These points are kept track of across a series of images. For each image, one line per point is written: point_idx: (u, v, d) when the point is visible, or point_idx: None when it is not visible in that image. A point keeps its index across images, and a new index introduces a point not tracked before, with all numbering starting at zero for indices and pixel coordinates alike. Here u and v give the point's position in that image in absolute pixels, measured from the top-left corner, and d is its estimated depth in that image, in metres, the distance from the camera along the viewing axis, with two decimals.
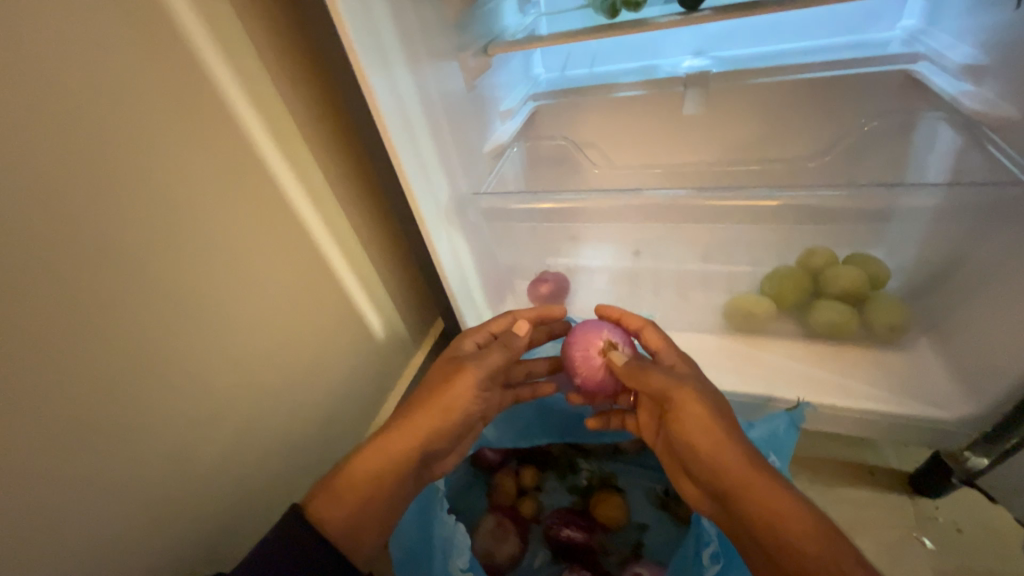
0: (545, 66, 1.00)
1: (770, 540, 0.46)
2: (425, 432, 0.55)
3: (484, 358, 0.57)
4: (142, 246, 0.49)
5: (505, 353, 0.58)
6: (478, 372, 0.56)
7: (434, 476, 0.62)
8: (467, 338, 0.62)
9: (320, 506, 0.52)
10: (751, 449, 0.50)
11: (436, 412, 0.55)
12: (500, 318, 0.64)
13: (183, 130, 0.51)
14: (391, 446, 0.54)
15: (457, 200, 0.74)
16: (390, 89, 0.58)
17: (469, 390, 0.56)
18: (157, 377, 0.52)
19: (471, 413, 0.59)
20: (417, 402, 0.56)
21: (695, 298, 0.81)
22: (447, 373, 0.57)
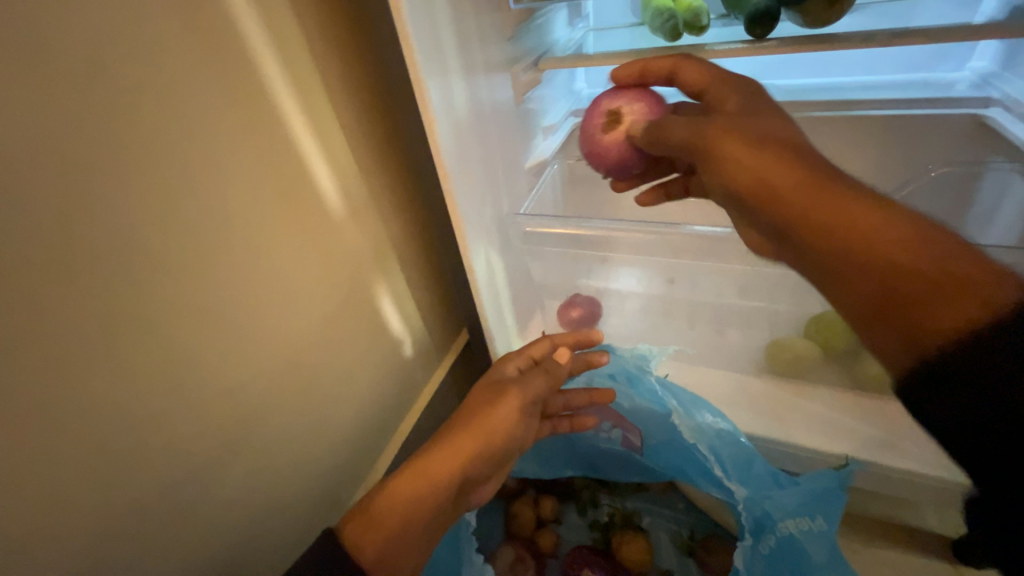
0: (589, 82, 0.97)
1: (873, 289, 0.36)
2: (468, 456, 0.52)
3: (527, 383, 0.56)
4: (180, 250, 0.47)
5: (547, 379, 0.57)
6: (523, 396, 0.55)
7: (472, 505, 0.57)
8: (509, 361, 0.59)
9: (353, 532, 0.47)
10: (826, 169, 0.39)
11: (480, 434, 0.52)
12: (539, 341, 0.61)
13: (230, 129, 0.49)
14: (431, 468, 0.51)
15: (497, 216, 0.71)
16: (445, 97, 0.56)
17: (513, 416, 0.54)
18: (183, 387, 0.50)
19: (515, 441, 0.55)
20: (457, 422, 0.54)
21: (731, 336, 0.77)
22: (490, 396, 0.55)
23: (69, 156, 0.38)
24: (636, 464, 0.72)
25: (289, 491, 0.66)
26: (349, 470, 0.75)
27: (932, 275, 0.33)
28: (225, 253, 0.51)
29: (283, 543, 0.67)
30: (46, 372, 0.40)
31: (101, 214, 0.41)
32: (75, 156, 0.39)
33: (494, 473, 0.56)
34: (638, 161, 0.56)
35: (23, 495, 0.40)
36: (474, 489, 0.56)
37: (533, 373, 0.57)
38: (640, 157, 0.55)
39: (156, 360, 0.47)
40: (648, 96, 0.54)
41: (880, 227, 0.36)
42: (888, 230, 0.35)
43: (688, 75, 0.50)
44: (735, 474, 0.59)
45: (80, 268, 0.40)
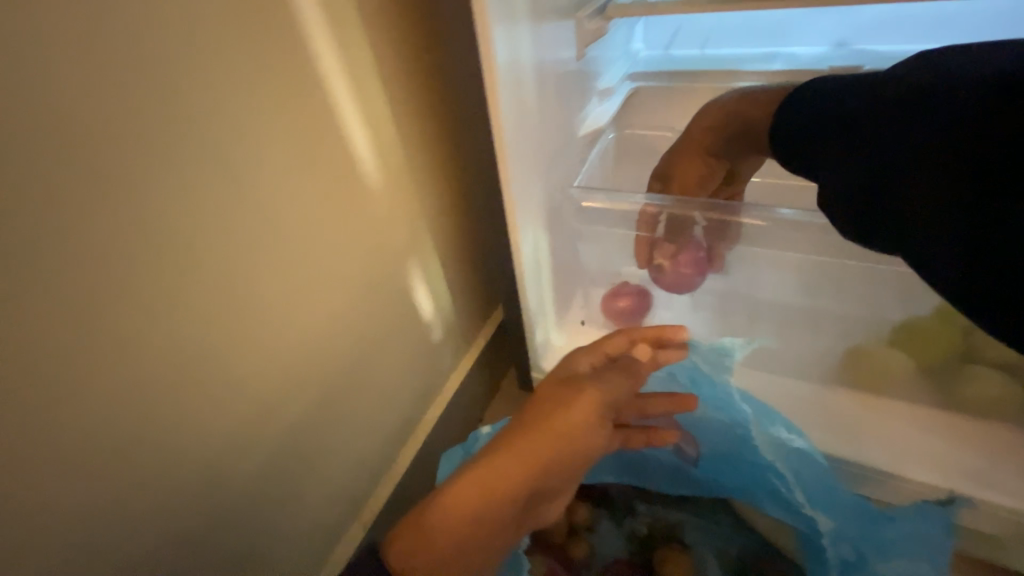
0: (646, 40, 0.84)
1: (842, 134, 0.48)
2: (539, 463, 0.47)
3: (606, 383, 0.51)
4: (180, 208, 0.40)
5: (628, 379, 0.52)
6: (602, 398, 0.50)
7: (531, 527, 0.52)
8: (581, 356, 0.52)
9: (401, 552, 0.42)
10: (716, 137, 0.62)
11: (553, 439, 0.48)
12: (615, 335, 0.52)
13: (242, 67, 0.42)
14: (499, 479, 0.45)
15: (548, 190, 0.63)
16: (508, 45, 0.48)
17: (589, 418, 0.49)
18: (184, 361, 0.44)
19: (587, 449, 0.50)
20: (525, 424, 0.49)
21: (803, 341, 0.67)
22: (565, 397, 0.49)
23: (46, 72, 0.32)
24: (687, 476, 0.65)
25: (304, 487, 0.59)
26: (373, 463, 0.68)
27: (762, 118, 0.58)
28: (236, 211, 0.44)
29: (295, 542, 0.60)
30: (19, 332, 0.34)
31: (87, 147, 0.35)
32: (49, 72, 0.32)
33: (564, 492, 0.52)
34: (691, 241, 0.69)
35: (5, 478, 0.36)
36: (539, 508, 0.51)
37: (614, 373, 0.52)
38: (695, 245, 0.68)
39: (152, 327, 0.41)
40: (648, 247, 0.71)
41: (722, 121, 0.61)
42: (727, 118, 0.61)
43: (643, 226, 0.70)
44: (819, 503, 0.55)
45: (57, 210, 0.34)
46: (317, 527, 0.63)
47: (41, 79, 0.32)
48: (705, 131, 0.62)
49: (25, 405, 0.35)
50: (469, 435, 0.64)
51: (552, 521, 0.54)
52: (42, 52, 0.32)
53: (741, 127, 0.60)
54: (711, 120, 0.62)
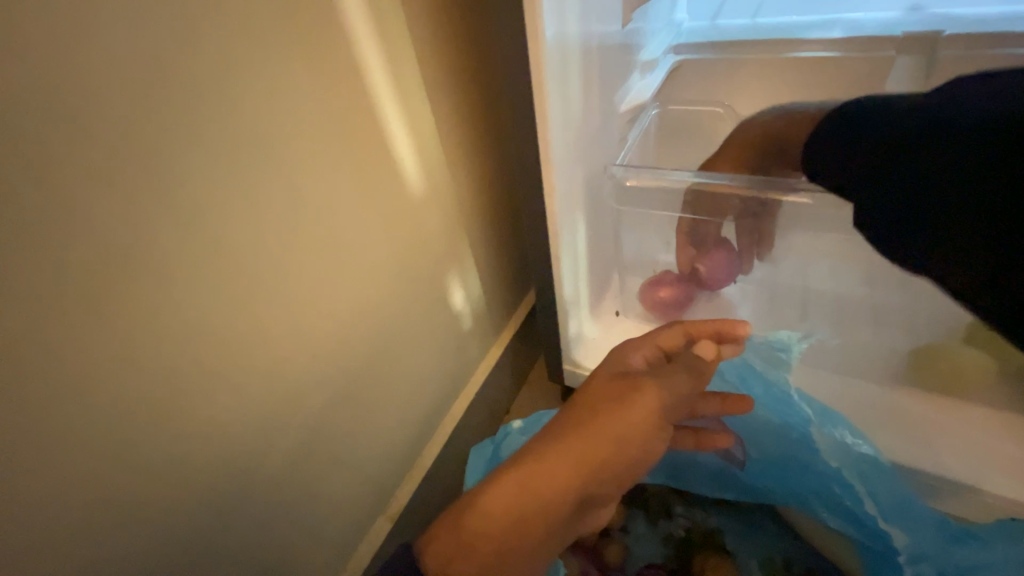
0: (690, 11, 0.77)
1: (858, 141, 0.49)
2: (587, 465, 0.42)
3: (664, 379, 0.45)
4: (208, 184, 0.38)
5: (692, 378, 0.45)
6: (660, 397, 0.44)
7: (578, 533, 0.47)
8: (634, 350, 0.49)
9: (438, 559, 0.40)
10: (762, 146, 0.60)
11: (603, 442, 0.42)
12: (669, 329, 0.50)
13: (270, 32, 0.39)
14: (540, 481, 0.41)
15: (589, 173, 0.58)
16: (556, 5, 0.43)
17: (646, 420, 0.43)
18: (208, 346, 0.41)
19: (642, 456, 0.44)
20: (572, 424, 0.44)
21: (864, 337, 0.61)
22: (616, 395, 0.44)
23: (58, 23, 0.29)
24: (734, 479, 0.60)
25: (329, 479, 0.57)
26: (401, 454, 0.66)
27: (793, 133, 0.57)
28: (262, 186, 0.41)
29: (320, 536, 0.58)
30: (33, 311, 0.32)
31: (105, 111, 0.32)
32: (62, 24, 0.29)
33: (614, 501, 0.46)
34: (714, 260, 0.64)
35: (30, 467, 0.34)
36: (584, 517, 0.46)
37: (673, 369, 0.45)
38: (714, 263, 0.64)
39: (174, 308, 0.38)
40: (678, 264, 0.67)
41: (743, 144, 0.61)
42: (749, 141, 0.61)
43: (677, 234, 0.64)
44: (887, 514, 0.50)
45: (71, 178, 0.31)
46: (346, 521, 0.61)
47: (54, 32, 0.29)
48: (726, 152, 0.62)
49: (41, 390, 0.33)
50: (499, 429, 0.61)
51: (599, 528, 0.49)
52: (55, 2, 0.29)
53: (766, 144, 0.60)
54: (728, 147, 0.63)
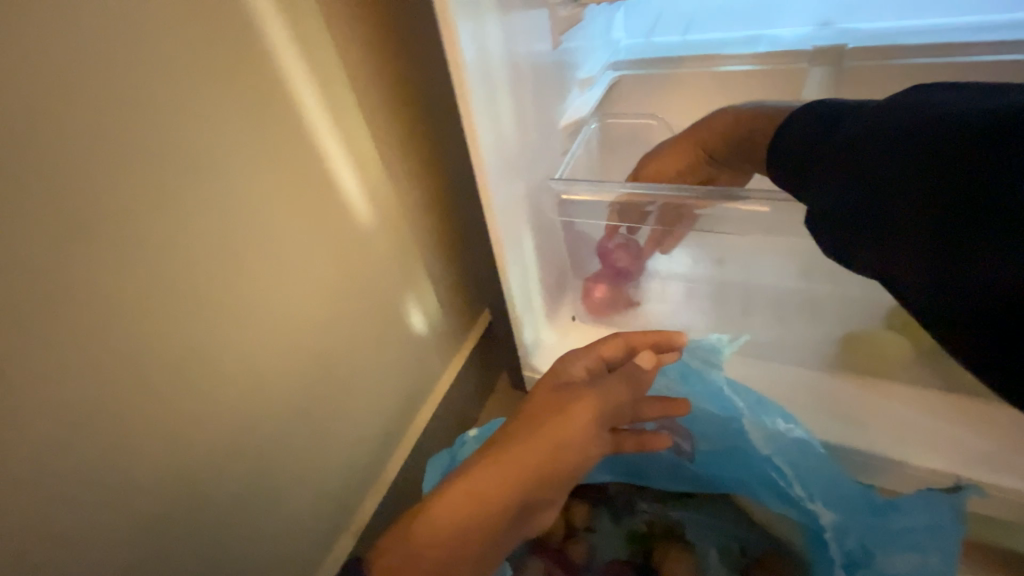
0: (627, 30, 0.81)
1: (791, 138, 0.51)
2: (531, 469, 0.47)
3: (601, 387, 0.50)
4: (139, 213, 0.39)
5: (627, 385, 0.51)
6: (598, 403, 0.49)
7: (526, 535, 0.51)
8: (576, 361, 0.53)
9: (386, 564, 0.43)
10: (737, 139, 0.59)
11: (544, 446, 0.47)
12: (611, 340, 0.54)
13: (202, 68, 0.41)
14: (484, 486, 0.46)
15: (529, 188, 0.61)
16: (475, 38, 0.46)
17: (585, 426, 0.48)
18: (150, 375, 0.42)
19: (584, 458, 0.49)
20: (516, 431, 0.48)
21: (798, 328, 0.66)
22: (557, 403, 0.49)
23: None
24: (686, 474, 0.63)
25: (285, 501, 0.57)
26: (361, 472, 0.66)
27: (762, 128, 0.54)
28: (202, 215, 0.43)
29: (278, 560, 0.58)
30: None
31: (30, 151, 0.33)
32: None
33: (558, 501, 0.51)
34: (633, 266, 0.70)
35: None
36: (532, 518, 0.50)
37: (611, 377, 0.51)
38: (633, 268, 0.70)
39: (113, 337, 0.39)
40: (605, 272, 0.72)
41: (714, 134, 0.60)
42: (720, 130, 0.60)
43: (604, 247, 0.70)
44: (819, 494, 0.52)
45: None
46: (305, 543, 0.61)
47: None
48: (686, 139, 0.63)
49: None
50: (457, 439, 0.63)
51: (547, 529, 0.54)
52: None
53: (738, 136, 0.58)
54: (692, 133, 0.62)
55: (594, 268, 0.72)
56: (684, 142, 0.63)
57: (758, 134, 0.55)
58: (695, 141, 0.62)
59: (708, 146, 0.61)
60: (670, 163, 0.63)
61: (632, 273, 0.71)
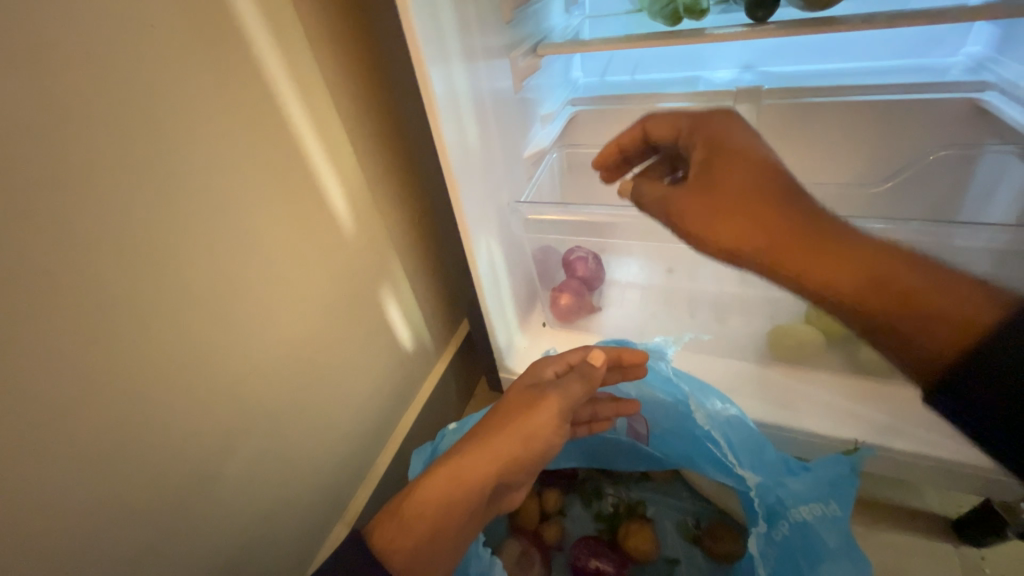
0: (584, 70, 0.94)
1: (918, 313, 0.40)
2: (504, 457, 0.56)
3: (564, 388, 0.59)
4: (169, 240, 0.47)
5: (583, 383, 0.59)
6: (560, 401, 0.58)
7: (501, 510, 0.62)
8: (546, 365, 0.63)
9: (385, 539, 0.51)
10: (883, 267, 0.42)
11: (517, 438, 0.57)
12: (578, 350, 0.64)
13: (226, 118, 0.50)
14: (466, 471, 0.55)
15: (496, 207, 0.71)
16: (445, 84, 0.55)
17: (550, 419, 0.58)
18: (166, 373, 0.49)
19: (550, 447, 0.59)
20: (495, 425, 0.58)
21: (733, 325, 0.77)
22: (528, 401, 0.59)
23: (40, 123, 0.38)
24: (643, 454, 0.72)
25: (285, 489, 0.64)
26: (352, 466, 0.73)
27: (931, 321, 0.39)
28: (215, 239, 0.51)
29: (277, 544, 0.65)
30: (13, 350, 0.38)
31: (71, 185, 0.40)
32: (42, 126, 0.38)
33: (527, 481, 0.61)
34: (593, 275, 0.81)
35: (27, 479, 0.41)
36: (505, 495, 0.60)
37: (570, 378, 0.60)
38: (594, 276, 0.81)
39: (136, 342, 0.46)
40: (572, 281, 0.81)
41: (829, 267, 0.43)
42: (839, 270, 0.43)
43: (569, 257, 0.80)
44: (749, 462, 0.61)
45: (51, 244, 0.39)
46: (303, 529, 0.68)
47: (33, 128, 0.37)
48: (755, 203, 0.45)
49: (19, 415, 0.40)
50: (437, 432, 0.70)
51: (519, 505, 0.64)
52: (36, 107, 0.37)
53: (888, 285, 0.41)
54: (789, 212, 0.45)
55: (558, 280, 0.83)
56: (757, 201, 0.45)
57: (888, 310, 0.41)
58: (789, 233, 0.44)
59: (796, 271, 0.44)
60: (718, 178, 0.47)
61: (592, 282, 0.82)
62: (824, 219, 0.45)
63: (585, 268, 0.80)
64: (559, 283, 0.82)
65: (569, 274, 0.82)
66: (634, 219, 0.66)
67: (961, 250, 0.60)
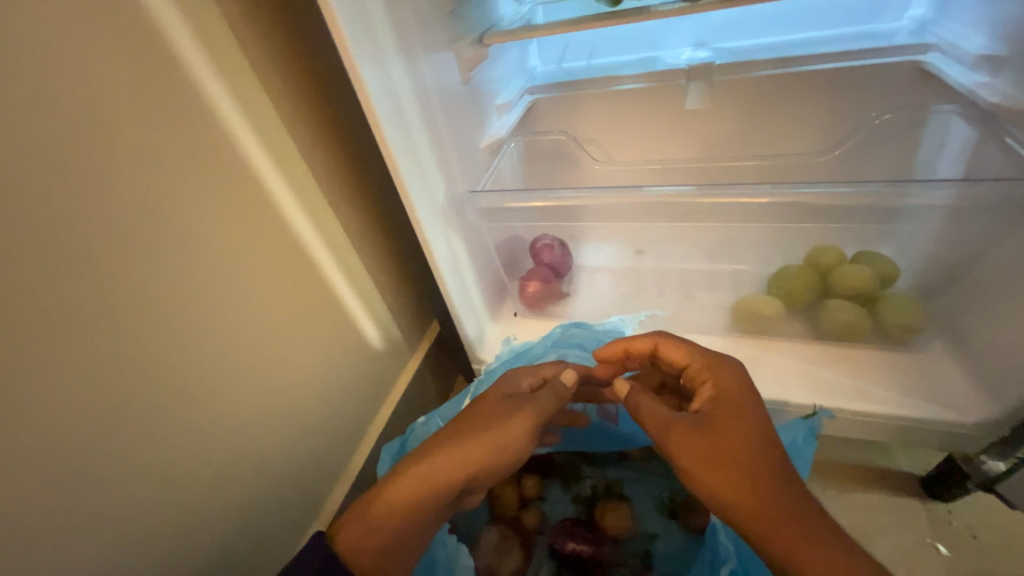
0: (542, 58, 0.94)
1: None
2: (473, 464, 0.55)
3: (537, 401, 0.59)
4: (112, 255, 0.46)
5: (555, 400, 0.60)
6: (534, 416, 0.58)
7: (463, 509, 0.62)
8: (522, 376, 0.63)
9: (351, 538, 0.53)
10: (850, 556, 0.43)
11: (488, 446, 0.56)
12: (553, 365, 0.65)
13: (159, 129, 0.49)
14: (435, 476, 0.54)
15: (453, 202, 0.71)
16: (382, 82, 0.55)
17: (523, 433, 0.57)
18: (121, 390, 0.48)
19: (519, 458, 0.59)
20: (467, 431, 0.57)
21: (701, 301, 0.79)
22: (503, 412, 0.58)
23: None
24: (614, 433, 0.75)
25: (259, 496, 0.65)
26: (327, 467, 0.74)
27: None
28: (162, 253, 0.50)
29: (253, 549, 0.65)
30: None
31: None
32: None
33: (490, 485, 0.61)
34: (560, 262, 0.81)
35: None
36: (469, 496, 0.60)
37: (544, 394, 0.60)
38: (563, 262, 0.81)
39: (84, 358, 0.45)
40: (540, 270, 0.81)
41: (801, 542, 0.44)
42: (813, 556, 0.43)
43: (538, 246, 0.81)
44: None
45: None
46: (280, 532, 0.69)
47: None
48: (753, 470, 0.46)
49: None
50: (407, 428, 0.70)
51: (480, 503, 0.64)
52: None
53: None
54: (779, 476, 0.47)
55: (526, 268, 0.83)
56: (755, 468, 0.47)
57: None
58: (769, 498, 0.46)
59: (787, 553, 0.44)
60: (719, 432, 0.48)
61: (559, 269, 0.82)
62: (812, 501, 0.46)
63: (553, 255, 0.81)
64: (528, 272, 0.83)
65: (537, 261, 0.82)
66: (598, 202, 0.68)
67: (917, 209, 0.58)
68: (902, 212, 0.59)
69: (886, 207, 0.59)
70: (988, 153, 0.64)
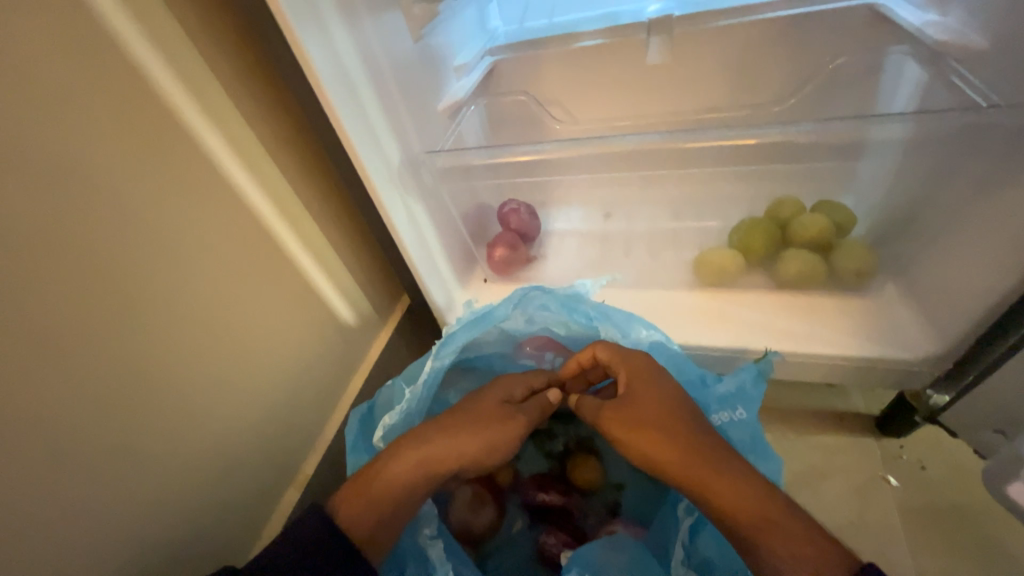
0: (502, 18, 0.91)
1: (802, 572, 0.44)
2: (464, 460, 0.57)
3: (528, 413, 0.61)
4: (44, 228, 0.44)
5: (541, 412, 0.62)
6: (525, 428, 0.60)
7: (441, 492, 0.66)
8: (516, 384, 0.63)
9: (347, 516, 0.54)
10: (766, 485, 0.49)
11: (483, 449, 0.58)
12: (540, 374, 0.65)
13: (84, 94, 0.46)
14: (431, 464, 0.56)
15: (411, 167, 0.69)
16: (319, 36, 0.53)
17: (513, 441, 0.59)
18: (70, 367, 0.48)
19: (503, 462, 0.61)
20: (462, 428, 0.58)
21: (666, 258, 0.79)
22: (497, 418, 0.59)
23: None
24: None
25: (230, 467, 0.65)
26: (299, 438, 0.75)
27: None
28: (100, 228, 0.48)
29: (229, 519, 0.66)
30: None
31: None
32: None
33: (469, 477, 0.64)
34: (528, 226, 0.81)
35: None
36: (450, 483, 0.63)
37: (534, 406, 0.61)
38: (530, 227, 0.82)
39: (26, 334, 0.44)
40: (508, 235, 0.81)
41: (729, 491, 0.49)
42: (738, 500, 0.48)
43: (506, 211, 0.82)
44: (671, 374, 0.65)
45: None
46: (255, 501, 0.70)
47: None
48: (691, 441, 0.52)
49: None
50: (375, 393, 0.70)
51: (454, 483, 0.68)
52: None
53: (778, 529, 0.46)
54: (709, 440, 0.52)
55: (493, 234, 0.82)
56: (671, 432, 0.53)
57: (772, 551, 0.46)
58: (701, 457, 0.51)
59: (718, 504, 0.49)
60: (645, 404, 0.55)
61: (525, 234, 0.82)
62: (731, 452, 0.52)
63: (521, 219, 0.81)
64: (496, 238, 0.82)
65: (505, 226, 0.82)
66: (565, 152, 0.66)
67: (878, 143, 0.58)
68: (867, 145, 0.59)
69: (850, 141, 0.59)
70: (939, 91, 0.64)
